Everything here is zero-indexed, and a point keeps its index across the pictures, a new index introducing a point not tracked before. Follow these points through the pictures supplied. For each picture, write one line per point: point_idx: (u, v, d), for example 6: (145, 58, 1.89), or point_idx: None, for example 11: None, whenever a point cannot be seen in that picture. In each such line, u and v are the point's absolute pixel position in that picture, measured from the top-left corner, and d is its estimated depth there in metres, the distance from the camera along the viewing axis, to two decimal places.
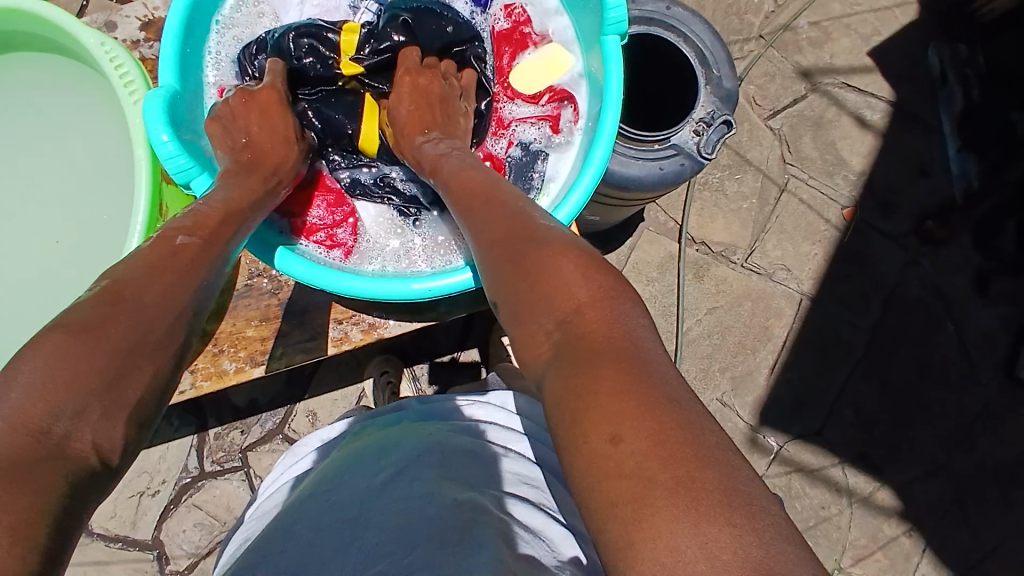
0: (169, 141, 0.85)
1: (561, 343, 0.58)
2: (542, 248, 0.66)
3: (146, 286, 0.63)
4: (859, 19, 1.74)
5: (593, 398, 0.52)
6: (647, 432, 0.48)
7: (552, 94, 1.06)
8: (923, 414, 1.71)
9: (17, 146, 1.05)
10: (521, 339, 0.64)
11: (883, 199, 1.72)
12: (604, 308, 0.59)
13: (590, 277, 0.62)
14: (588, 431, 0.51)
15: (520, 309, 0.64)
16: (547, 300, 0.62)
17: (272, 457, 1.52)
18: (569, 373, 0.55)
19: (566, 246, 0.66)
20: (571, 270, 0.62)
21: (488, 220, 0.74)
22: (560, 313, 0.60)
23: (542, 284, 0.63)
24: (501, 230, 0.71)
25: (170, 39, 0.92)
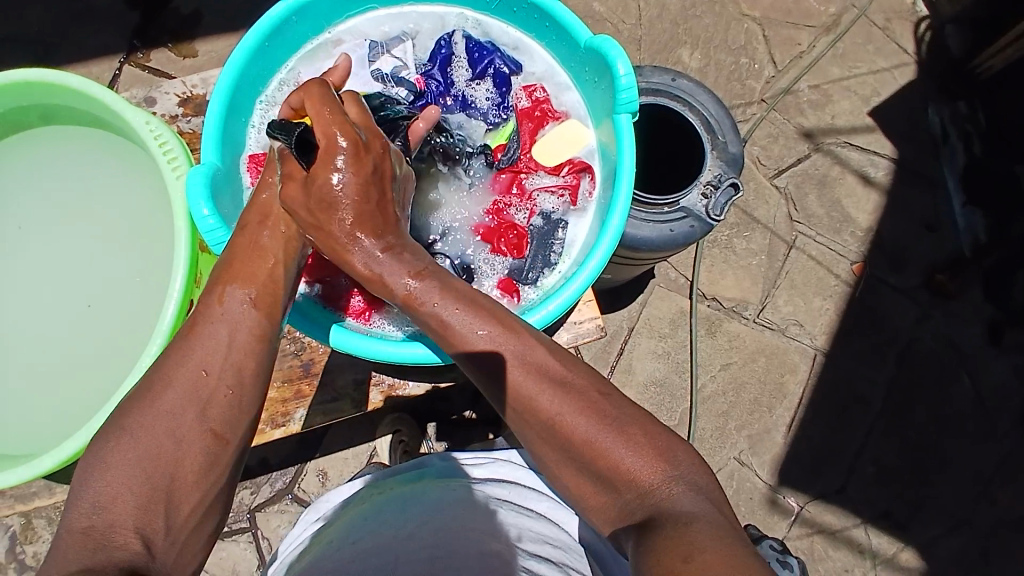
0: (210, 215, 0.91)
1: (642, 514, 0.64)
2: (604, 429, 0.69)
3: (194, 355, 0.76)
4: (858, 82, 1.81)
5: (660, 547, 0.58)
6: (717, 557, 0.55)
7: (572, 166, 1.09)
8: (945, 472, 1.67)
9: (47, 211, 1.10)
10: (598, 511, 0.70)
11: (892, 253, 1.74)
12: (673, 491, 0.64)
13: (660, 458, 0.67)
14: (662, 555, 0.56)
15: (582, 482, 0.71)
16: (619, 474, 0.67)
17: (280, 518, 1.50)
18: (644, 544, 0.61)
19: (623, 424, 0.69)
20: (642, 456, 0.67)
21: (525, 384, 0.73)
22: (636, 488, 0.66)
23: (606, 463, 0.68)
24: (543, 412, 0.71)
25: (212, 119, 0.99)
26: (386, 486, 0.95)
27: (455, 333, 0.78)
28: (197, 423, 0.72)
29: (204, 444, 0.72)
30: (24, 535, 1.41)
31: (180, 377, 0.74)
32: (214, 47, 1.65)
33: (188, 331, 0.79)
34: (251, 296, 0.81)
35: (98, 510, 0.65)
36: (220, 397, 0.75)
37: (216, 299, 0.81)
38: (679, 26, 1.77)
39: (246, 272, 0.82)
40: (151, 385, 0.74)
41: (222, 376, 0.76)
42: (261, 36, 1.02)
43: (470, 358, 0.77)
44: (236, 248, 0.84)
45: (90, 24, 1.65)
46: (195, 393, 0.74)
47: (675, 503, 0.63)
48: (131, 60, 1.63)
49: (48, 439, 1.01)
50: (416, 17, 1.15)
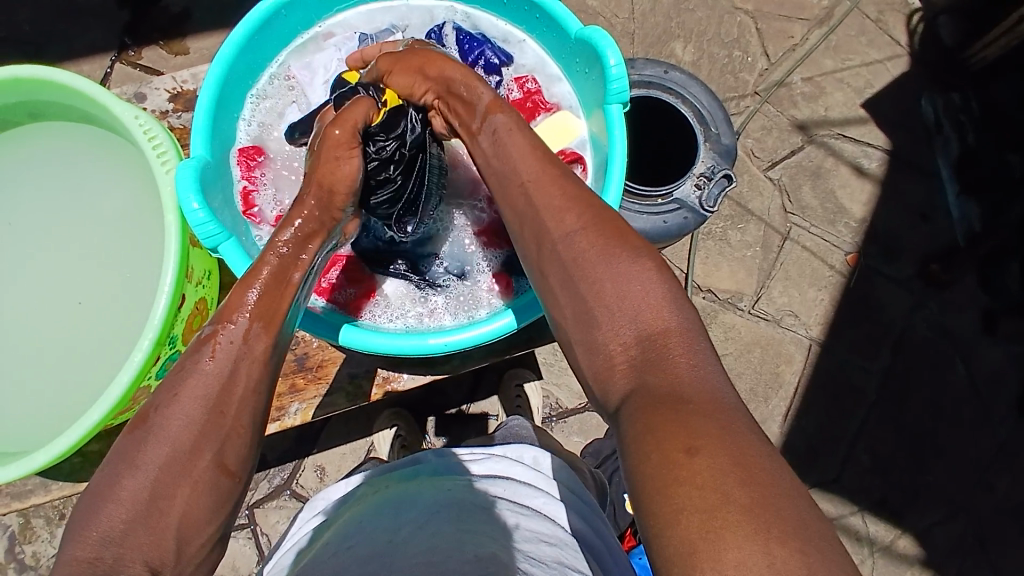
0: (200, 209, 0.90)
1: (641, 365, 0.65)
2: (617, 258, 0.71)
3: (210, 381, 0.71)
4: (851, 73, 1.82)
5: (672, 423, 0.57)
6: (725, 456, 0.54)
7: (564, 156, 1.10)
8: (940, 458, 1.69)
9: (39, 208, 1.10)
10: (591, 354, 0.70)
11: (886, 244, 1.75)
12: (685, 339, 0.65)
13: (674, 308, 0.68)
14: (666, 442, 0.56)
15: (587, 320, 0.70)
16: (629, 311, 0.68)
17: (279, 514, 1.51)
18: (641, 400, 0.62)
19: (641, 257, 0.72)
20: (656, 297, 0.68)
21: (557, 201, 0.77)
22: (646, 331, 0.66)
23: (617, 300, 0.69)
24: (564, 226, 0.75)
25: (202, 114, 0.99)
26: (382, 485, 0.96)
27: (505, 161, 0.83)
28: (209, 463, 0.67)
29: (215, 482, 0.67)
30: (24, 534, 1.41)
31: (196, 412, 0.69)
32: (206, 46, 1.66)
33: (208, 356, 0.72)
34: (272, 337, 0.76)
35: (107, 542, 0.61)
36: (234, 437, 0.70)
37: (241, 333, 0.74)
38: (672, 19, 1.77)
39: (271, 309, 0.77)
40: (163, 421, 0.68)
41: (239, 415, 0.70)
42: (251, 29, 1.03)
43: (517, 175, 0.81)
44: (264, 283, 0.78)
45: (81, 23, 1.65)
46: (207, 433, 0.68)
47: (678, 354, 0.64)
48: (124, 60, 1.63)
49: (41, 435, 1.01)
50: (406, 10, 1.16)
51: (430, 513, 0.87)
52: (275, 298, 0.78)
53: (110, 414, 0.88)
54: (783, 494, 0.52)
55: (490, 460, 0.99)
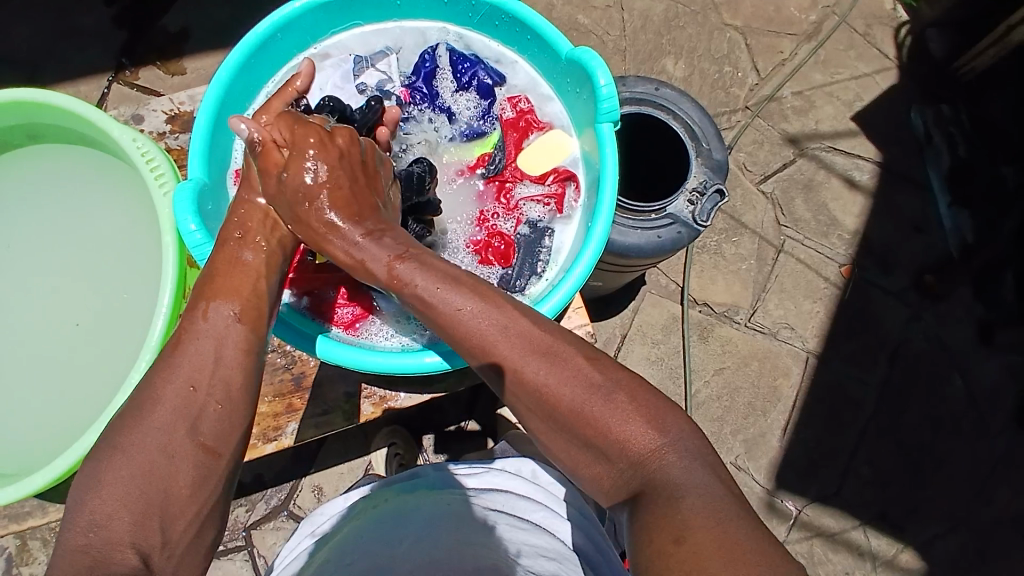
0: (197, 230, 0.90)
1: (635, 482, 0.65)
2: (591, 396, 0.68)
3: (180, 369, 0.74)
4: (840, 87, 1.84)
5: (664, 518, 0.60)
6: (714, 542, 0.56)
7: (556, 175, 1.11)
8: (941, 470, 1.68)
9: (36, 230, 1.10)
10: (593, 483, 0.70)
11: (880, 256, 1.75)
12: (672, 455, 0.64)
13: (657, 422, 0.67)
14: (657, 534, 0.60)
15: (579, 458, 0.69)
16: (615, 446, 0.66)
17: (275, 536, 1.49)
18: (643, 514, 0.63)
19: (612, 392, 0.68)
20: (637, 424, 0.66)
21: (510, 353, 0.71)
22: (634, 458, 0.65)
23: (602, 436, 0.67)
24: (527, 372, 0.70)
25: (200, 136, 0.99)
26: (380, 498, 0.93)
27: (440, 317, 0.75)
28: (186, 440, 0.70)
29: (195, 459, 0.70)
30: (20, 557, 1.39)
31: (169, 395, 0.72)
32: (202, 66, 1.67)
33: (174, 348, 0.76)
34: (239, 310, 0.79)
35: (95, 527, 0.64)
36: (211, 412, 0.73)
37: (204, 320, 0.78)
38: (663, 36, 1.80)
39: (231, 287, 0.80)
40: (139, 406, 0.71)
41: (211, 391, 0.73)
42: (246, 53, 1.03)
43: (447, 304, 0.74)
44: (218, 267, 0.82)
45: (77, 44, 1.67)
46: (182, 410, 0.71)
47: (668, 469, 0.64)
48: (119, 80, 1.64)
49: (34, 460, 1.00)
50: (400, 32, 1.17)
51: (431, 531, 0.89)
52: (235, 278, 0.81)
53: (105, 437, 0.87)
54: (768, 567, 0.55)
55: (491, 472, 0.98)
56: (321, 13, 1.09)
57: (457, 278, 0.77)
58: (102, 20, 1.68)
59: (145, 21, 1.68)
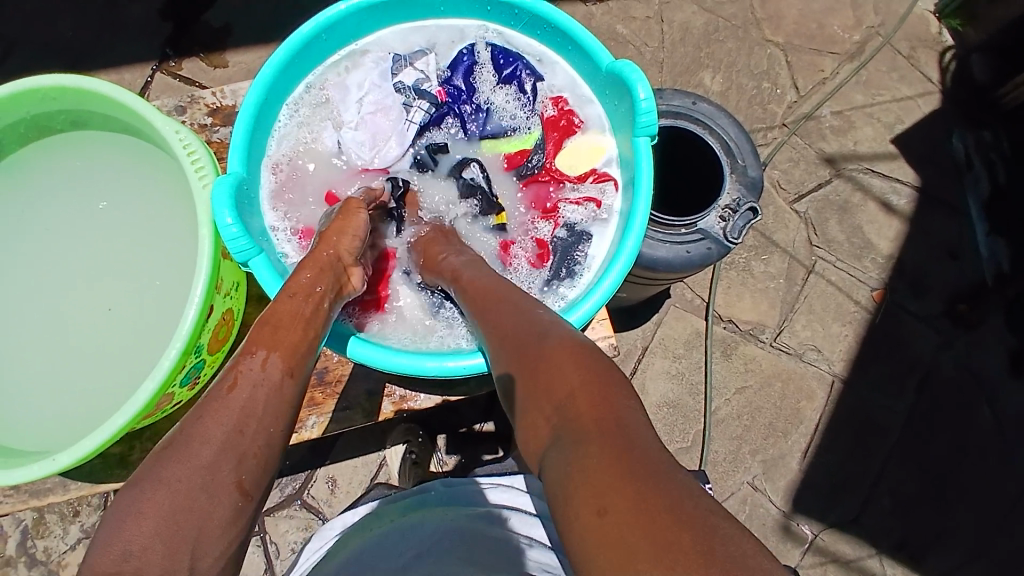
0: (233, 224, 0.95)
1: (559, 427, 0.65)
2: (541, 347, 0.74)
3: (231, 407, 0.72)
4: (881, 109, 1.81)
5: (587, 479, 0.55)
6: (630, 504, 0.51)
7: (596, 176, 1.12)
8: (964, 502, 1.64)
9: (80, 213, 1.14)
10: (530, 431, 0.69)
11: (913, 281, 1.72)
12: (597, 395, 0.65)
13: (587, 369, 0.68)
14: (580, 505, 0.54)
15: (523, 407, 0.71)
16: (549, 387, 0.69)
17: (289, 523, 1.52)
18: (565, 462, 0.60)
19: (560, 341, 0.74)
20: (570, 367, 0.69)
21: (504, 321, 0.83)
22: (559, 399, 0.67)
23: (542, 378, 0.70)
24: (511, 334, 0.80)
25: (240, 131, 1.02)
26: (388, 517, 0.94)
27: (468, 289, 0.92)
28: (230, 475, 0.68)
29: (226, 495, 0.67)
30: (35, 530, 1.44)
31: (217, 432, 0.70)
32: (247, 60, 1.71)
33: (231, 381, 0.75)
34: (288, 364, 0.79)
35: (128, 555, 0.60)
36: (252, 455, 0.70)
37: (259, 363, 0.78)
38: (701, 50, 1.79)
39: (285, 338, 0.81)
40: (189, 438, 0.69)
41: (256, 436, 0.71)
42: (292, 51, 1.06)
43: (469, 288, 0.92)
44: (280, 314, 0.84)
45: (129, 35, 1.72)
46: (229, 446, 0.69)
47: (601, 413, 0.63)
48: (166, 70, 1.69)
49: (65, 437, 1.03)
50: (438, 32, 1.18)
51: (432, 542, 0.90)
52: (293, 327, 0.84)
53: (137, 415, 0.90)
54: (688, 531, 0.49)
55: (497, 488, 0.99)
56: (367, 14, 1.12)
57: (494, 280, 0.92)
58: (152, 12, 1.73)
59: (194, 14, 1.73)
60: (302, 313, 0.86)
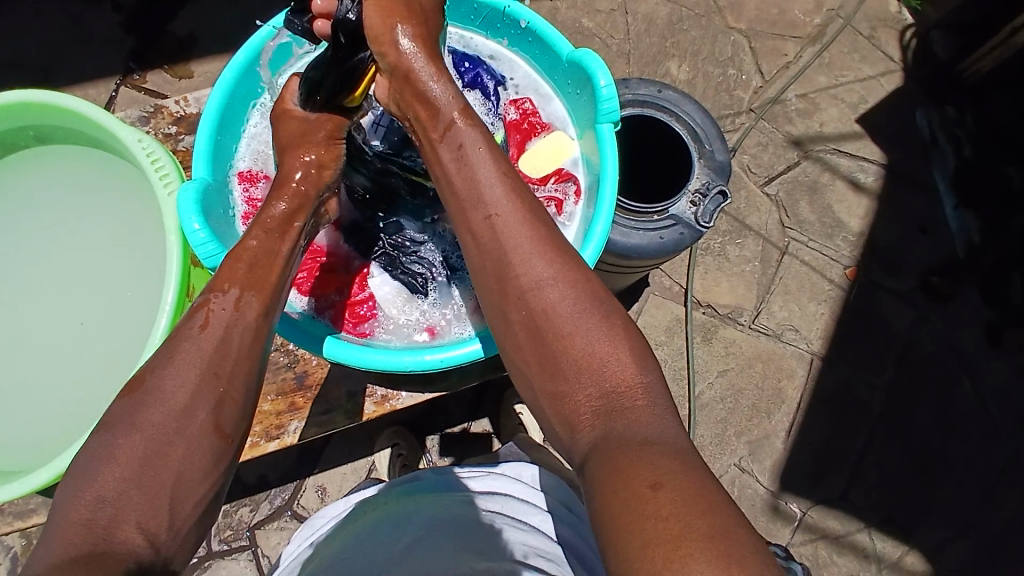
0: (200, 229, 0.91)
1: (604, 414, 0.67)
2: (583, 316, 0.72)
3: (203, 345, 0.73)
4: (845, 89, 1.84)
5: (635, 465, 0.59)
6: (688, 489, 0.57)
7: (558, 176, 1.12)
8: (948, 473, 1.67)
9: (44, 230, 1.12)
10: (554, 397, 0.71)
11: (886, 257, 1.75)
12: (643, 393, 0.67)
13: (642, 366, 0.70)
14: (632, 479, 0.58)
15: (553, 367, 0.72)
16: (598, 369, 0.69)
17: (279, 535, 1.50)
18: (605, 446, 0.64)
19: (611, 317, 0.73)
20: (620, 355, 0.70)
21: (518, 237, 0.77)
22: (610, 385, 0.68)
23: (585, 354, 0.70)
24: (537, 290, 0.74)
25: (203, 136, 1.01)
26: (380, 501, 0.96)
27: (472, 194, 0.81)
28: (206, 422, 0.69)
29: (209, 440, 0.69)
30: (25, 555, 1.41)
31: (189, 373, 0.71)
32: (211, 69, 1.69)
33: (202, 323, 0.75)
34: (264, 305, 0.80)
35: (103, 503, 0.61)
36: (228, 400, 0.72)
37: (232, 301, 0.78)
38: (666, 40, 1.81)
39: (260, 280, 0.81)
40: (160, 383, 0.70)
41: (232, 381, 0.73)
42: (251, 55, 1.05)
43: (483, 205, 0.79)
44: (256, 254, 0.83)
45: (87, 50, 1.69)
46: (201, 393, 0.70)
47: (640, 403, 0.67)
48: (128, 84, 1.67)
49: (44, 454, 1.02)
50: None
51: (428, 526, 0.89)
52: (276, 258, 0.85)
53: None
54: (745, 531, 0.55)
55: (493, 473, 1.00)
56: None
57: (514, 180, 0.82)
58: (112, 25, 1.71)
59: (154, 25, 1.70)
60: (281, 260, 0.85)
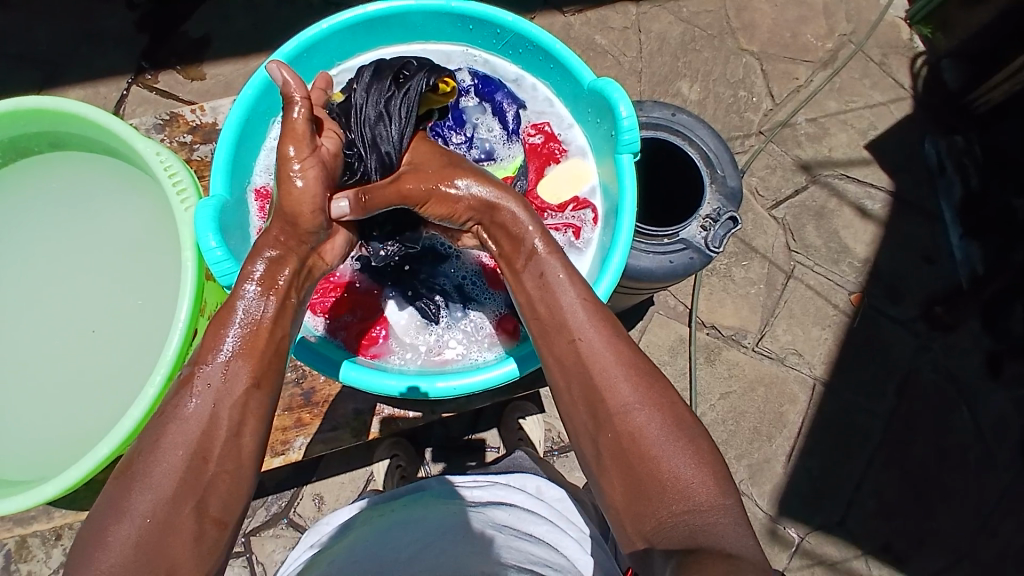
0: (217, 247, 0.93)
1: (683, 527, 0.67)
2: (664, 434, 0.74)
3: (191, 426, 0.73)
4: (855, 115, 1.85)
5: (701, 560, 0.60)
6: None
7: (576, 204, 1.13)
8: (946, 503, 1.67)
9: (55, 235, 1.11)
10: (636, 516, 0.71)
11: (890, 284, 1.75)
12: (723, 511, 0.67)
13: (717, 482, 0.70)
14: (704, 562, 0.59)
15: (628, 485, 0.73)
16: (676, 487, 0.70)
17: (275, 543, 1.50)
18: (685, 550, 0.63)
19: (691, 439, 0.74)
20: (700, 475, 0.70)
21: (603, 358, 0.79)
22: (690, 501, 0.68)
23: (666, 472, 0.71)
24: (621, 409, 0.75)
25: (222, 152, 1.01)
26: (388, 508, 0.97)
27: (558, 318, 0.83)
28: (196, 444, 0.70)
29: (202, 528, 0.70)
30: (20, 554, 1.40)
31: (184, 454, 0.70)
32: (224, 72, 1.69)
33: None
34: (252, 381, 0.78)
35: None
36: None
37: (218, 374, 0.77)
38: (679, 59, 1.81)
39: (250, 348, 0.79)
40: None
41: (221, 462, 0.73)
42: (273, 72, 1.05)
43: (567, 326, 0.82)
44: (244, 320, 0.81)
45: (101, 47, 1.69)
46: (193, 477, 0.70)
47: (725, 521, 0.66)
48: (141, 83, 1.67)
49: (49, 464, 1.02)
50: (421, 53, 1.17)
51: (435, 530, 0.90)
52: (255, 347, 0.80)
53: (121, 445, 0.88)
54: None
55: (502, 485, 1.02)
56: (347, 35, 1.10)
57: (592, 300, 0.85)
58: (127, 24, 1.70)
59: (170, 25, 1.70)
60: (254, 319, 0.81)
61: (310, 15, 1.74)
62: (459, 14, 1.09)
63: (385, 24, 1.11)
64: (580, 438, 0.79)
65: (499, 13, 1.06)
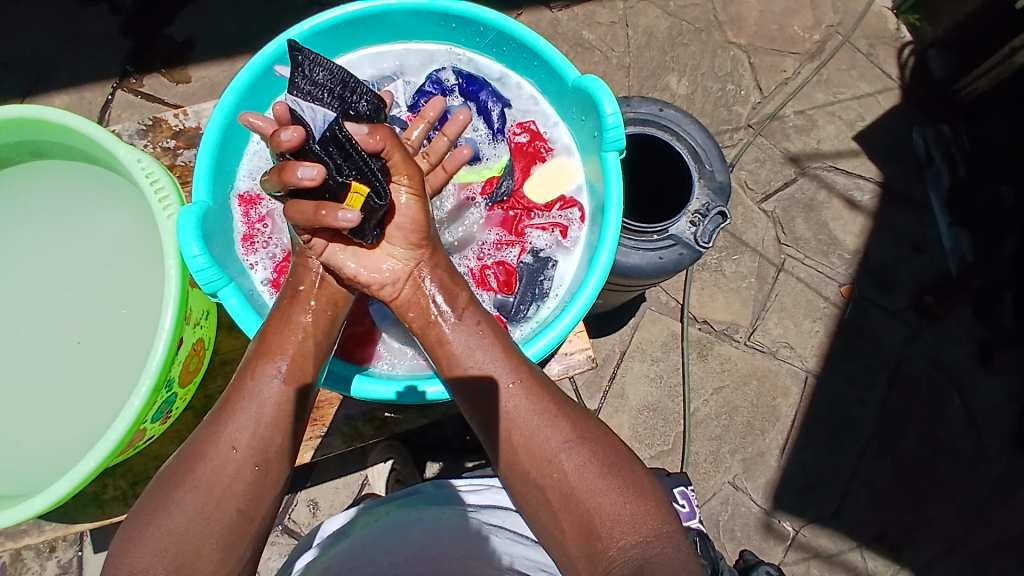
0: (200, 255, 0.92)
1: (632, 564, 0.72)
2: (602, 474, 0.79)
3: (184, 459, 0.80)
4: (843, 107, 1.84)
5: None
6: None
7: (563, 203, 1.12)
8: (939, 493, 1.68)
9: (37, 246, 1.09)
10: (587, 556, 0.76)
11: (880, 276, 1.76)
12: (665, 539, 0.75)
13: (654, 514, 0.77)
14: None
15: (575, 526, 0.77)
16: (620, 525, 0.76)
17: (270, 550, 1.49)
18: None
19: (625, 475, 0.81)
20: (639, 510, 0.77)
21: (535, 408, 0.84)
22: (635, 537, 0.75)
23: (610, 511, 0.77)
24: (565, 454, 0.80)
25: (203, 158, 1.00)
26: (383, 510, 0.91)
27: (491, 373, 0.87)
28: None
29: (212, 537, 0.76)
30: (12, 567, 1.39)
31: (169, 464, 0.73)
32: (207, 74, 1.67)
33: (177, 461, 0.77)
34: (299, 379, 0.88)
35: None
36: None
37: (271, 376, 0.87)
38: (666, 54, 1.80)
39: (283, 345, 0.89)
40: None
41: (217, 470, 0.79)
42: (254, 75, 1.03)
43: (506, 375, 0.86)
44: (270, 325, 0.91)
45: (81, 51, 1.67)
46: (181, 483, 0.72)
47: (669, 552, 0.74)
48: (124, 86, 1.64)
49: (33, 478, 1.00)
50: (404, 53, 1.16)
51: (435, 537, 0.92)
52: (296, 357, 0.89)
53: (109, 457, 0.87)
54: None
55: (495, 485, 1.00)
56: (328, 36, 1.08)
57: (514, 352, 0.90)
58: (108, 26, 1.68)
59: (152, 28, 1.68)
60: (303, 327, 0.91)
61: (293, 14, 1.72)
62: (441, 12, 1.08)
63: (365, 24, 1.09)
64: (520, 486, 0.82)
65: (482, 10, 1.05)
